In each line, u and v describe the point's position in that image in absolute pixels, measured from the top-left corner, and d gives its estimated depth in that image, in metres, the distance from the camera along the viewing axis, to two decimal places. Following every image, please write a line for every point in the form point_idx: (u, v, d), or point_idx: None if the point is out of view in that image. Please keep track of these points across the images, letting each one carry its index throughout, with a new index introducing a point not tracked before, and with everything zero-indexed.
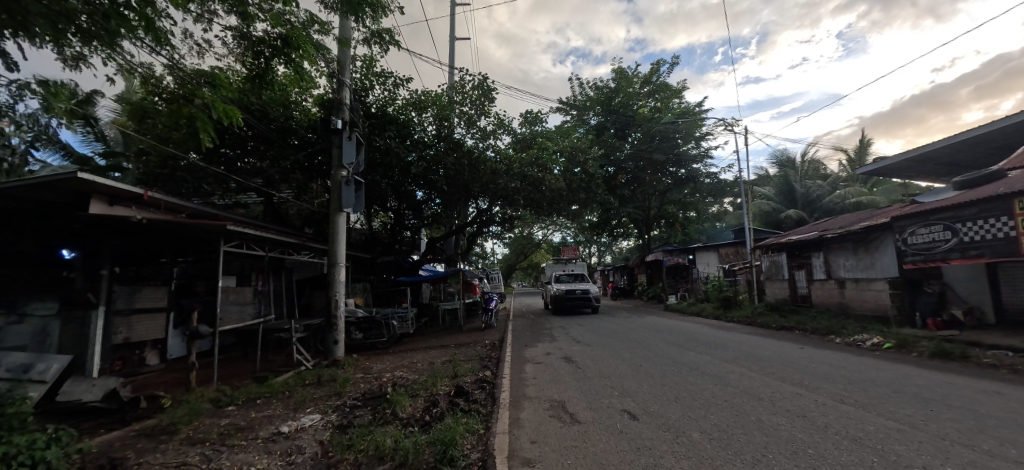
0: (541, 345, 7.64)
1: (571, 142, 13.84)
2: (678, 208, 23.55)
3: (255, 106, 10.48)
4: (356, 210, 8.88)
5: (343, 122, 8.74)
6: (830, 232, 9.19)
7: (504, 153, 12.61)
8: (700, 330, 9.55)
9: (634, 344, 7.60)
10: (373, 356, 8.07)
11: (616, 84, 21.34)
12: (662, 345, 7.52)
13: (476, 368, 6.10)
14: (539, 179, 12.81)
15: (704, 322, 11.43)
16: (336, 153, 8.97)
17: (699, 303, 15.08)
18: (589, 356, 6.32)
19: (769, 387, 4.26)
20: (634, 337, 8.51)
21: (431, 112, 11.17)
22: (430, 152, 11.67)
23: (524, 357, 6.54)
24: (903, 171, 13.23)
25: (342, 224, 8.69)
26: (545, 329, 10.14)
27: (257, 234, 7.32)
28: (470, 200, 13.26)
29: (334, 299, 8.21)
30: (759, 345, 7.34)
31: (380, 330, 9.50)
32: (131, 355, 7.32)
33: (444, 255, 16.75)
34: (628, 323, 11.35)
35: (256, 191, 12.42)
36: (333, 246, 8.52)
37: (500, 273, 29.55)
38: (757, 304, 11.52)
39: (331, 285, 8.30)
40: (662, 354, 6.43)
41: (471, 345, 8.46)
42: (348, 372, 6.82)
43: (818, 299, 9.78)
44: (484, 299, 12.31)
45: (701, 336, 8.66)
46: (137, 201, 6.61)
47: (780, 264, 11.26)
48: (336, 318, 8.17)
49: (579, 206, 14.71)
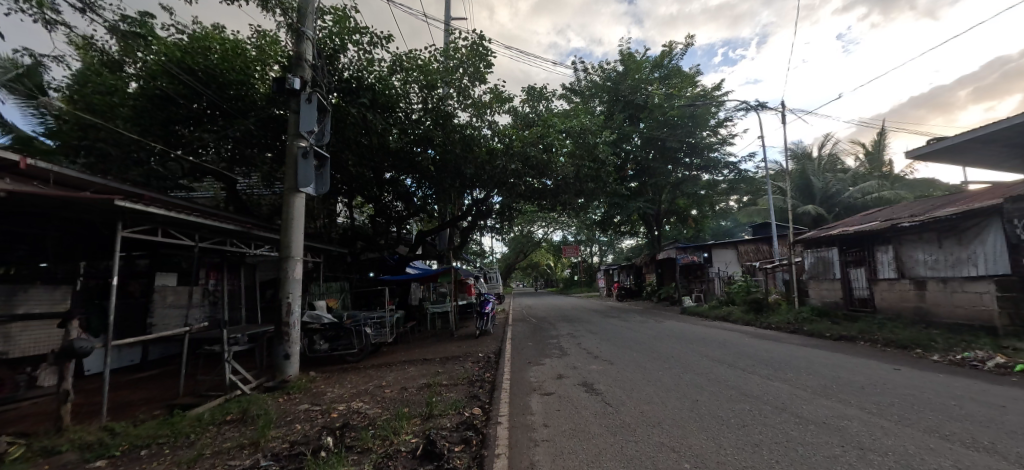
0: (551, 363, 5.90)
1: (581, 123, 12.13)
2: (692, 203, 21.83)
3: (201, 68, 8.71)
4: (320, 190, 7.05)
5: (300, 82, 6.95)
6: (901, 220, 7.54)
7: (504, 132, 10.83)
8: (739, 340, 7.83)
9: (666, 360, 5.90)
10: (335, 375, 6.35)
11: (624, 67, 19.56)
12: (700, 360, 5.83)
13: (461, 401, 4.34)
14: (543, 162, 11.09)
15: (737, 329, 9.76)
16: (293, 120, 7.16)
17: (722, 306, 13.37)
18: (621, 384, 4.55)
19: (934, 461, 2.55)
20: (665, 349, 6.81)
21: (418, 80, 9.30)
22: (417, 130, 9.94)
23: (530, 384, 4.74)
24: (963, 153, 11.48)
25: (301, 207, 6.95)
26: (551, 337, 8.46)
27: (179, 217, 5.55)
28: (464, 189, 11.54)
29: (288, 299, 6.49)
30: (833, 362, 5.65)
31: (350, 340, 7.77)
32: (8, 376, 5.35)
33: (435, 252, 14.95)
34: (647, 330, 9.60)
35: (215, 176, 10.68)
36: (291, 235, 6.75)
37: (498, 272, 27.76)
38: (800, 310, 9.82)
39: (284, 285, 6.56)
40: (720, 379, 4.70)
41: (460, 361, 6.72)
42: (292, 401, 5.05)
43: (884, 303, 8.08)
44: (480, 301, 10.60)
45: (746, 347, 6.92)
46: (10, 170, 4.93)
47: (829, 260, 9.53)
48: (288, 327, 6.40)
49: (588, 196, 13.00)
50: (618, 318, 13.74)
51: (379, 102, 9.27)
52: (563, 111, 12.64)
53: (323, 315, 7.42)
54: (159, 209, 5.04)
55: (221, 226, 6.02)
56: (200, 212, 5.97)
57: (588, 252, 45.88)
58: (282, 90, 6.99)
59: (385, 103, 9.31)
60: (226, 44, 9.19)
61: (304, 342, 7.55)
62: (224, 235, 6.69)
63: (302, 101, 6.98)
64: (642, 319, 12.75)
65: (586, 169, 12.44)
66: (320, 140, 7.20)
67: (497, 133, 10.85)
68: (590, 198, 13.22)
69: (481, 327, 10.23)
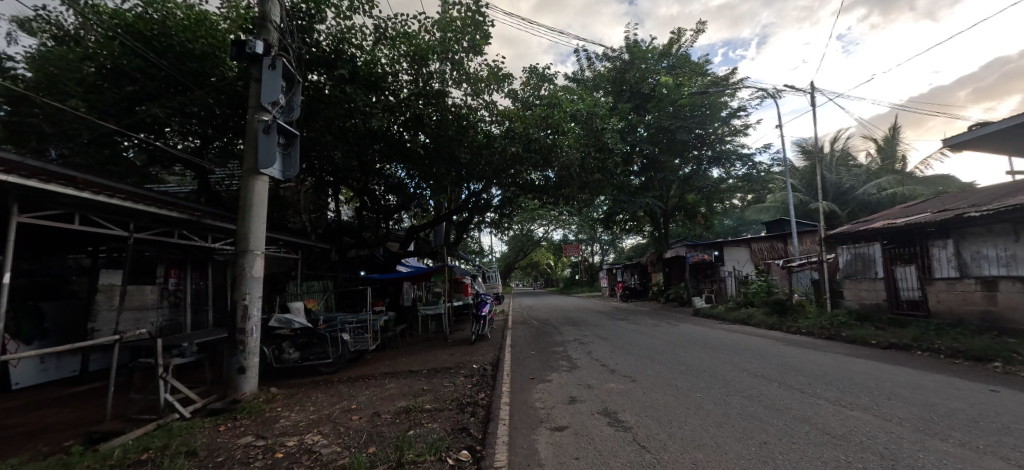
0: (560, 380, 4.84)
1: (587, 106, 11.07)
2: (700, 198, 20.74)
3: (153, 33, 7.51)
4: (286, 173, 6.06)
5: (263, 45, 5.84)
6: (964, 211, 6.50)
7: (503, 115, 9.76)
8: (776, 350, 6.77)
9: (703, 376, 4.83)
10: (300, 394, 5.30)
11: (629, 55, 18.47)
12: (745, 377, 4.77)
13: (445, 439, 3.25)
14: (547, 147, 10.11)
15: (763, 334, 8.72)
16: (253, 90, 6.02)
17: (739, 308, 12.29)
18: (654, 415, 3.49)
19: None
20: (693, 361, 5.74)
21: (406, 54, 8.18)
22: (408, 113, 8.77)
23: (536, 414, 3.67)
24: (1011, 139, 10.41)
25: (263, 192, 5.82)
26: (557, 345, 7.42)
27: (98, 200, 4.45)
28: (460, 179, 10.47)
29: (245, 301, 5.41)
30: (905, 381, 4.60)
31: (324, 349, 6.70)
32: None
33: (429, 249, 13.87)
34: (663, 336, 8.53)
35: (182, 163, 9.54)
36: (249, 224, 5.62)
37: (497, 271, 26.66)
38: (834, 314, 8.78)
39: (239, 284, 5.46)
40: (779, 407, 3.64)
41: (453, 375, 5.65)
42: (233, 433, 3.98)
43: (942, 306, 7.06)
44: (477, 303, 9.55)
45: (791, 359, 5.86)
46: None
47: (870, 258, 8.47)
48: (244, 335, 5.32)
49: (595, 189, 11.94)
50: (626, 320, 12.67)
51: (362, 77, 8.16)
52: (568, 93, 11.57)
53: (293, 321, 6.39)
54: (60, 187, 3.94)
55: (159, 213, 4.92)
56: (133, 195, 4.88)
57: (588, 251, 44.80)
58: (241, 55, 5.93)
59: (370, 79, 8.22)
60: (187, 10, 8.04)
61: (270, 350, 6.50)
62: (168, 223, 5.58)
63: (264, 68, 5.89)
64: (654, 322, 11.69)
65: (593, 158, 11.39)
66: (288, 115, 6.27)
67: (496, 117, 9.82)
68: (597, 189, 12.12)
69: (475, 331, 9.11)
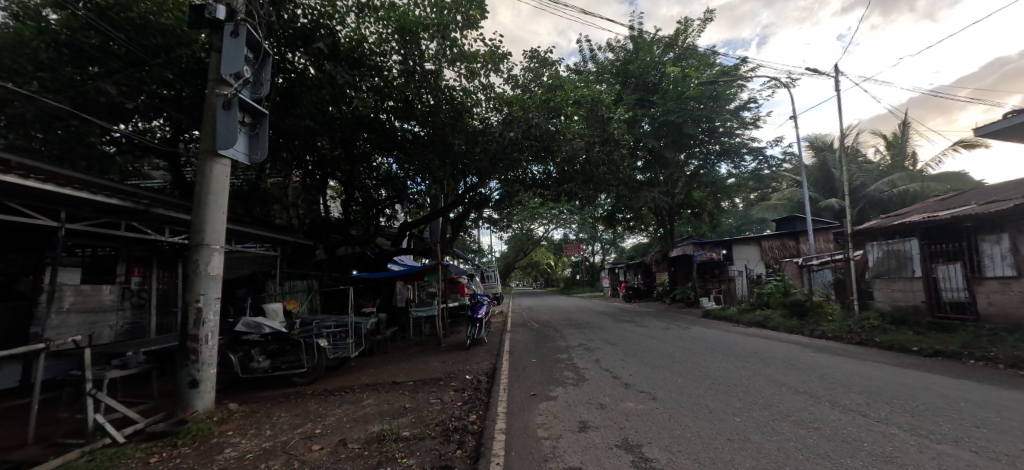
0: (567, 398, 4.06)
1: (592, 92, 10.34)
2: (707, 195, 19.99)
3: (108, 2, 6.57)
4: (253, 155, 5.38)
5: (223, 9, 5.04)
6: (1021, 202, 5.77)
7: (501, 100, 9.01)
8: (808, 358, 6.00)
9: (737, 394, 4.05)
10: (261, 412, 4.52)
11: (634, 45, 17.68)
12: (788, 395, 4.00)
13: None
14: (550, 136, 9.36)
15: (786, 339, 7.95)
16: (213, 62, 5.23)
17: (753, 309, 11.51)
18: (691, 451, 2.71)
19: None
20: (719, 372, 4.97)
21: (395, 30, 7.41)
22: (397, 96, 7.99)
23: (538, 448, 2.89)
24: None
25: (224, 178, 5.04)
26: (561, 351, 6.66)
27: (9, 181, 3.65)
28: (456, 170, 9.73)
29: (198, 303, 4.63)
30: (981, 399, 3.84)
31: (298, 357, 5.92)
32: None
33: (422, 247, 13.08)
34: (676, 341, 7.76)
35: (153, 151, 8.75)
36: (205, 215, 4.84)
37: (496, 271, 25.80)
38: (862, 316, 8.03)
39: (192, 284, 4.68)
40: (847, 440, 2.87)
41: (441, 389, 4.88)
42: (163, 467, 3.22)
43: (994, 309, 6.32)
44: (473, 305, 8.81)
45: (830, 370, 5.10)
46: None
47: (905, 255, 7.75)
48: (197, 343, 4.56)
49: (600, 182, 11.16)
50: (633, 322, 11.85)
51: (345, 54, 7.35)
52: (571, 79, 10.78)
53: (263, 324, 5.80)
54: None
55: (93, 200, 4.16)
56: (62, 179, 4.11)
57: (589, 251, 43.85)
58: (200, 21, 5.15)
59: (355, 57, 7.44)
60: None
61: (237, 357, 5.75)
62: (110, 213, 4.81)
63: (225, 36, 5.10)
64: (663, 324, 10.86)
65: (599, 149, 10.63)
66: (256, 92, 5.55)
67: (495, 102, 9.08)
68: (603, 183, 11.34)
69: (471, 335, 8.36)
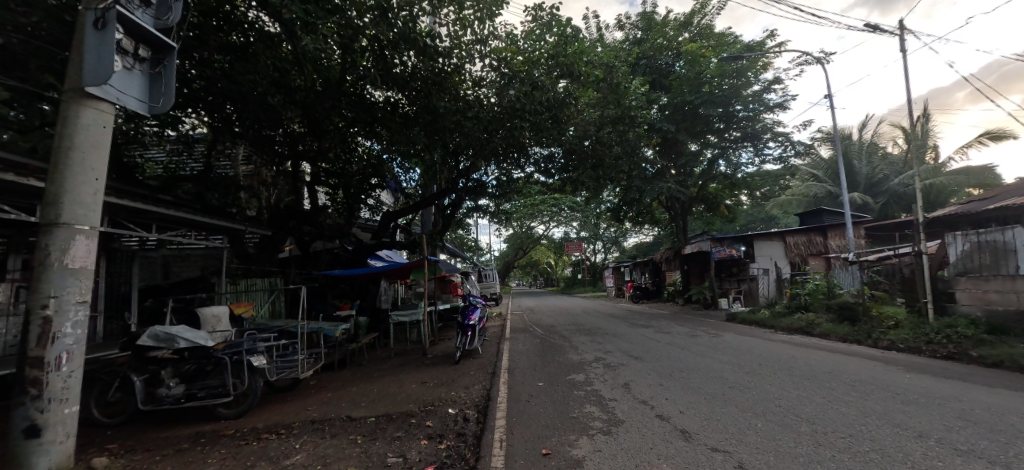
0: (601, 464, 2.52)
1: (606, 56, 8.79)
2: (723, 187, 18.46)
3: None
4: (156, 102, 3.60)
5: None
6: None
7: (499, 59, 7.47)
8: (909, 382, 4.49)
9: (870, 457, 2.54)
10: None
11: (644, 20, 16.06)
12: (957, 461, 2.49)
13: None
14: (557, 102, 7.89)
15: (851, 351, 6.43)
16: None
17: (790, 313, 10.00)
18: None
19: None
20: (809, 409, 3.46)
21: None
22: (369, 48, 6.41)
23: None
24: None
25: (97, 126, 2.99)
26: (575, 370, 5.13)
27: None
28: (445, 148, 8.19)
29: (45, 310, 2.56)
30: None
31: (222, 381, 4.39)
32: None
33: (410, 240, 11.58)
34: (717, 354, 6.26)
35: None
36: (64, 168, 2.76)
37: (494, 270, 24.16)
38: (943, 324, 6.53)
39: (38, 280, 2.61)
40: None
41: (409, 433, 3.37)
42: None
43: None
44: (465, 309, 7.28)
45: (965, 404, 3.60)
46: None
47: (1004, 247, 6.38)
48: (45, 372, 2.53)
49: (613, 165, 9.66)
50: (651, 328, 10.34)
51: None
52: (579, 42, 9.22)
53: (178, 337, 4.20)
54: None
55: None
56: None
57: (591, 249, 42.24)
58: None
59: None
60: None
61: (140, 381, 4.23)
62: None
63: None
64: (688, 330, 9.33)
65: (611, 128, 9.22)
66: (161, 17, 3.74)
67: (490, 60, 7.54)
68: (616, 167, 9.79)
69: (463, 345, 6.86)
